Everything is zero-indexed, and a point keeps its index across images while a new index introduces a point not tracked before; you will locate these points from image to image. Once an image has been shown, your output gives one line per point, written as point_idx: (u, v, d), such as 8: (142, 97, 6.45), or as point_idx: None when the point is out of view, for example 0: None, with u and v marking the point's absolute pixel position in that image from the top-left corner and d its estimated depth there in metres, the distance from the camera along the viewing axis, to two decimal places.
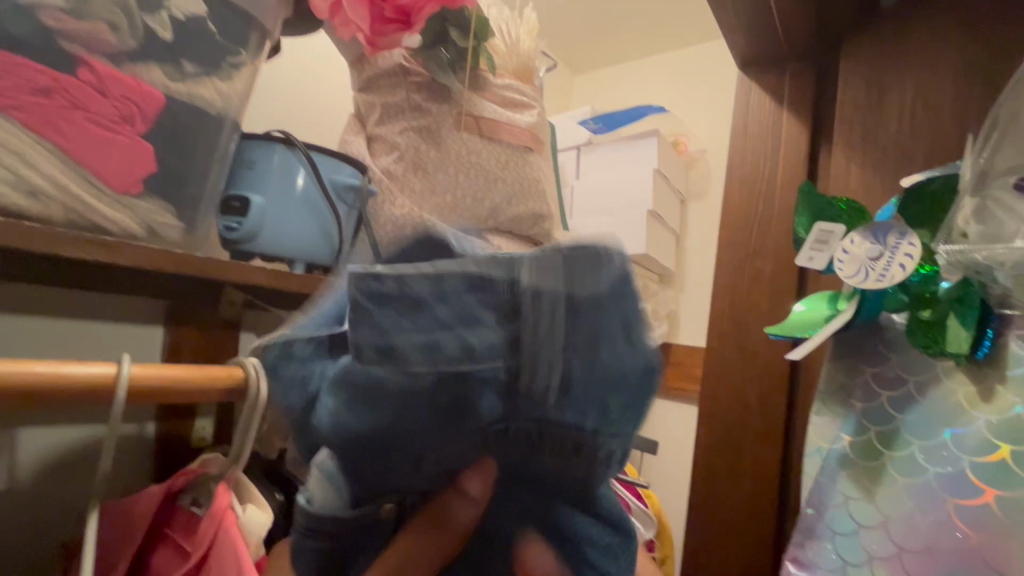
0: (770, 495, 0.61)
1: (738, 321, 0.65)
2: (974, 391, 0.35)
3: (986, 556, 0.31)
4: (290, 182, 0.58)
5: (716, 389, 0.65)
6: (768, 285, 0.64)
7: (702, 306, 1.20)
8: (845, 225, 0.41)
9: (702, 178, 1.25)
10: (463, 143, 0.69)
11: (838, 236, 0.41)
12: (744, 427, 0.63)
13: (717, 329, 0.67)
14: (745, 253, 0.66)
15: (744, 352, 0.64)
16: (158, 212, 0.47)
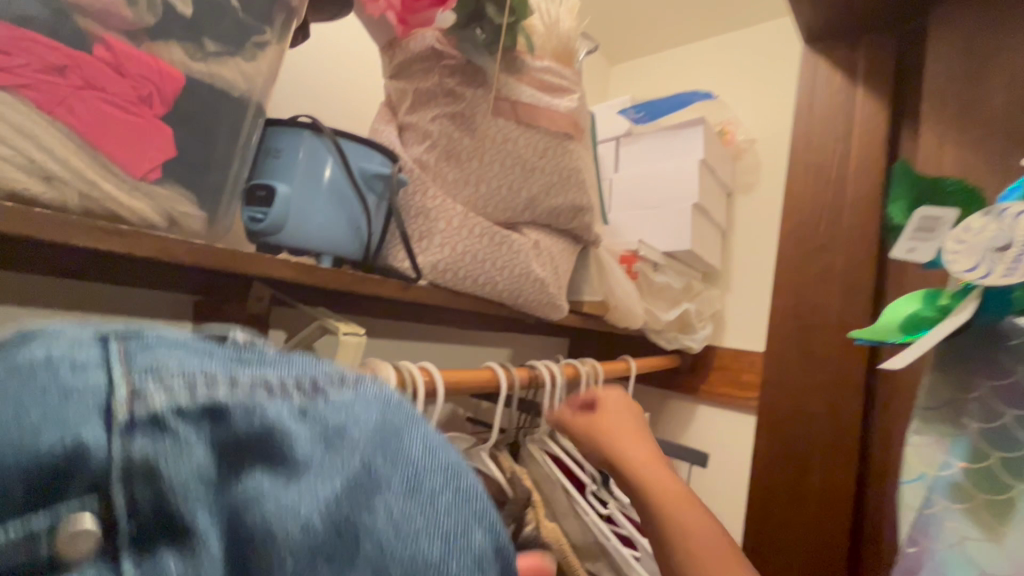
0: (843, 520, 0.54)
1: (803, 322, 0.59)
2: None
3: None
4: (318, 170, 0.55)
5: (777, 398, 0.59)
6: (839, 279, 0.57)
7: (751, 308, 1.12)
8: (956, 209, 0.35)
9: (750, 171, 1.16)
10: (498, 130, 0.65)
11: (949, 222, 0.34)
12: (813, 444, 0.57)
13: (780, 332, 0.60)
14: (811, 247, 0.60)
15: (810, 357, 0.58)
16: (178, 200, 0.44)
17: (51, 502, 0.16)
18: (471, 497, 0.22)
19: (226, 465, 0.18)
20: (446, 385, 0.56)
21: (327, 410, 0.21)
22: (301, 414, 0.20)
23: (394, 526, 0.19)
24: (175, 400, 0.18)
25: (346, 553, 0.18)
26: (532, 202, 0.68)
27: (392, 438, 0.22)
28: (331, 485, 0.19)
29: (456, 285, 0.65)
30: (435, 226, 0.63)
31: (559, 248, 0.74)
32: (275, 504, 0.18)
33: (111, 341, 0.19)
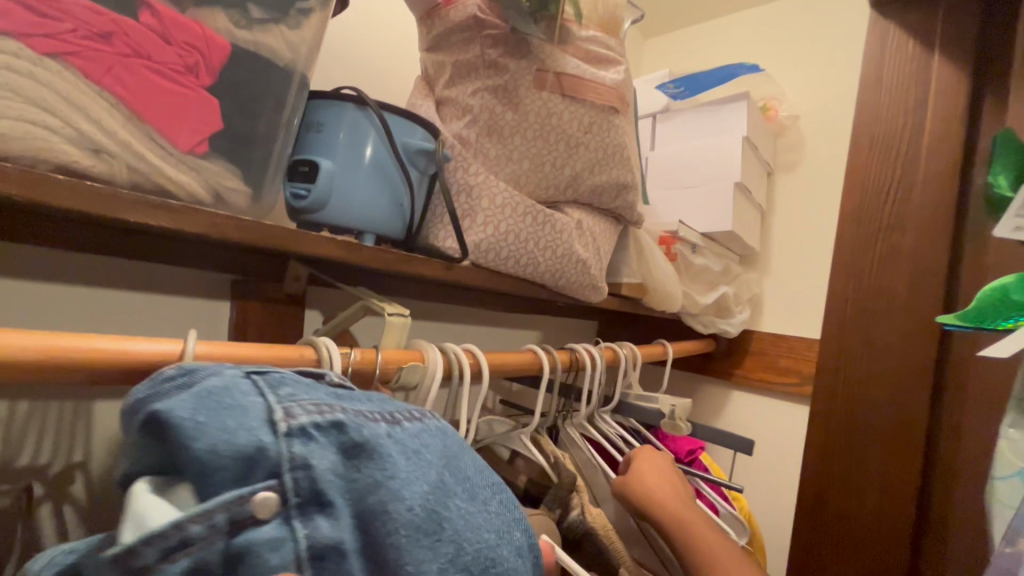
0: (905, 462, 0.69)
1: (866, 308, 0.72)
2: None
3: None
4: (360, 145, 0.53)
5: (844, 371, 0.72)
6: (907, 268, 0.70)
7: (792, 292, 1.08)
8: None
9: (793, 149, 1.11)
10: (542, 103, 0.62)
11: None
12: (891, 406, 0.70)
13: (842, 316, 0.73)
14: (883, 236, 0.71)
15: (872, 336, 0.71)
16: (223, 174, 0.43)
17: (251, 479, 0.24)
18: (510, 504, 0.32)
19: (348, 465, 0.26)
20: (491, 368, 0.54)
21: (406, 436, 0.29)
22: (391, 436, 0.28)
23: (465, 520, 0.29)
24: (315, 418, 0.26)
25: (435, 531, 0.27)
26: (575, 179, 0.66)
27: (451, 463, 0.31)
28: (423, 485, 0.28)
29: (497, 266, 0.63)
30: (477, 205, 0.60)
31: (602, 228, 0.71)
32: (385, 494, 0.26)
33: (260, 380, 0.27)
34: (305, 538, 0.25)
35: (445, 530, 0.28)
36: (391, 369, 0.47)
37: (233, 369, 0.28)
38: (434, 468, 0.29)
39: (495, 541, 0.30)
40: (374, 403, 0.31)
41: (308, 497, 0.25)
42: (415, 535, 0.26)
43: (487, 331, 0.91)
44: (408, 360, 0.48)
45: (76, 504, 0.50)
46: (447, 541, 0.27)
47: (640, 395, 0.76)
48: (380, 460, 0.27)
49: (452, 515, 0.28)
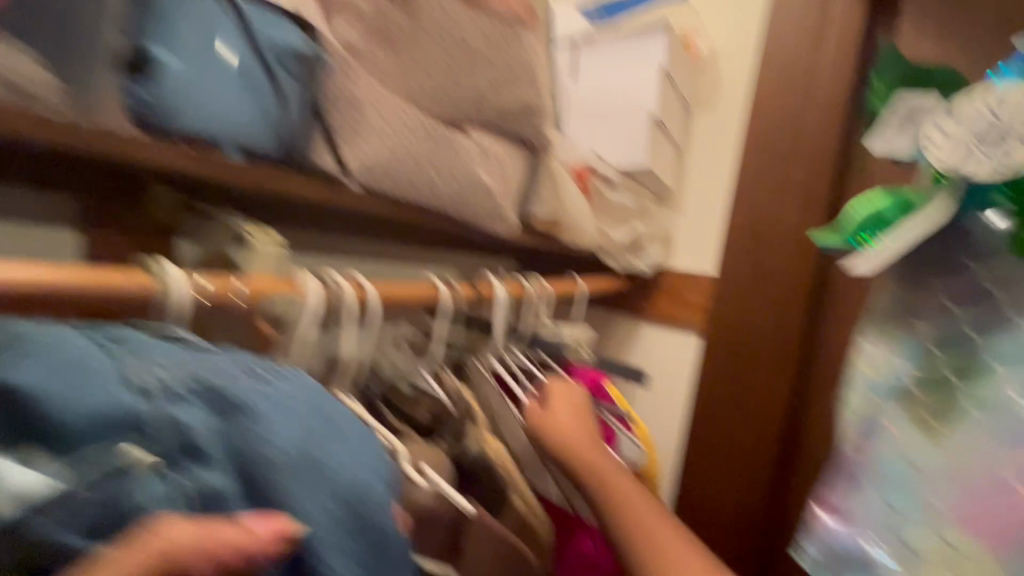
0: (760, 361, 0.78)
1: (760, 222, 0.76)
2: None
3: None
4: (208, 36, 0.44)
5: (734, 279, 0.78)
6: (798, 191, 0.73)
7: (703, 230, 1.11)
8: None
9: (711, 86, 1.11)
10: (439, 8, 0.56)
11: None
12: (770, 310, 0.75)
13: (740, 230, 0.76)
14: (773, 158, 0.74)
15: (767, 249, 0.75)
16: (20, 61, 0.35)
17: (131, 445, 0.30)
18: (369, 444, 0.38)
19: (218, 419, 0.33)
20: (379, 299, 0.51)
21: (271, 389, 0.35)
22: (265, 399, 0.35)
23: (331, 458, 0.35)
24: (178, 389, 0.33)
25: (308, 470, 0.34)
26: (479, 99, 0.61)
27: (313, 408, 0.36)
28: (285, 429, 0.34)
29: (391, 190, 0.58)
30: (366, 121, 0.54)
31: (509, 156, 0.68)
32: (263, 443, 0.33)
33: (120, 354, 0.33)
34: (193, 486, 0.31)
35: (315, 464, 0.34)
36: (256, 298, 0.42)
37: (82, 339, 0.33)
38: (302, 420, 0.35)
39: (357, 468, 0.36)
40: (241, 363, 0.36)
41: (184, 450, 0.31)
42: (291, 476, 0.33)
43: (397, 268, 0.86)
44: (278, 288, 0.44)
45: None
46: (318, 477, 0.34)
47: (549, 329, 0.76)
48: (256, 419, 0.33)
49: (322, 455, 0.35)
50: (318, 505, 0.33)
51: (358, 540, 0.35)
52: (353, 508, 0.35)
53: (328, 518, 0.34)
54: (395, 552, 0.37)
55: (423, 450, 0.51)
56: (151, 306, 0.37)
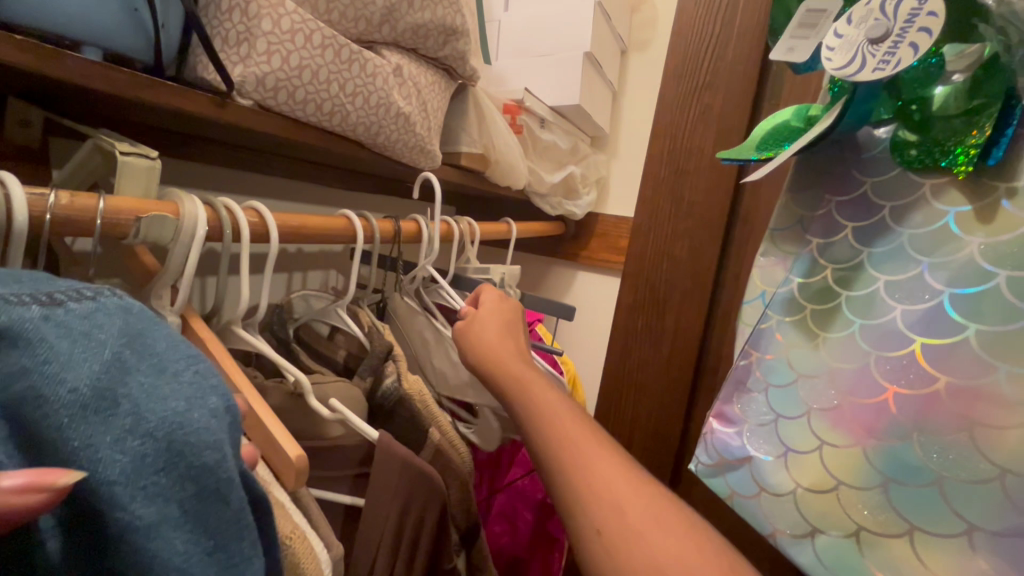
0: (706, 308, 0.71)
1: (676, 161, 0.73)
2: (970, 211, 0.33)
3: (949, 403, 0.31)
4: None
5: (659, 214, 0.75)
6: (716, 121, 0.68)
7: (636, 174, 1.11)
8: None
9: (647, 26, 1.09)
10: None
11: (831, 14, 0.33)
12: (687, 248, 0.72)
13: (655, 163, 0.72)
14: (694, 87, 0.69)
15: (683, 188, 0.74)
16: None
17: None
18: (210, 375, 0.26)
19: None
20: (279, 228, 0.47)
21: (71, 318, 0.22)
22: (46, 318, 0.21)
23: (151, 395, 0.23)
24: None
25: (108, 410, 0.21)
26: (391, 13, 0.55)
27: (138, 339, 0.24)
28: (94, 363, 0.22)
29: (291, 110, 0.53)
30: (256, 28, 0.48)
31: (428, 81, 0.63)
32: (35, 379, 0.20)
33: None
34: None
35: (122, 404, 0.22)
36: (123, 220, 0.37)
37: None
38: (109, 348, 0.22)
39: (189, 408, 0.23)
40: (29, 283, 0.24)
41: None
42: (82, 416, 0.21)
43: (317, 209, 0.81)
44: (154, 209, 0.39)
45: None
46: (125, 419, 0.22)
47: (477, 269, 0.74)
48: (29, 345, 0.20)
49: (131, 392, 0.22)
50: (127, 453, 0.21)
51: (196, 508, 0.23)
52: (184, 462, 0.23)
53: (139, 491, 0.21)
54: (246, 533, 0.26)
55: (331, 385, 0.49)
56: None
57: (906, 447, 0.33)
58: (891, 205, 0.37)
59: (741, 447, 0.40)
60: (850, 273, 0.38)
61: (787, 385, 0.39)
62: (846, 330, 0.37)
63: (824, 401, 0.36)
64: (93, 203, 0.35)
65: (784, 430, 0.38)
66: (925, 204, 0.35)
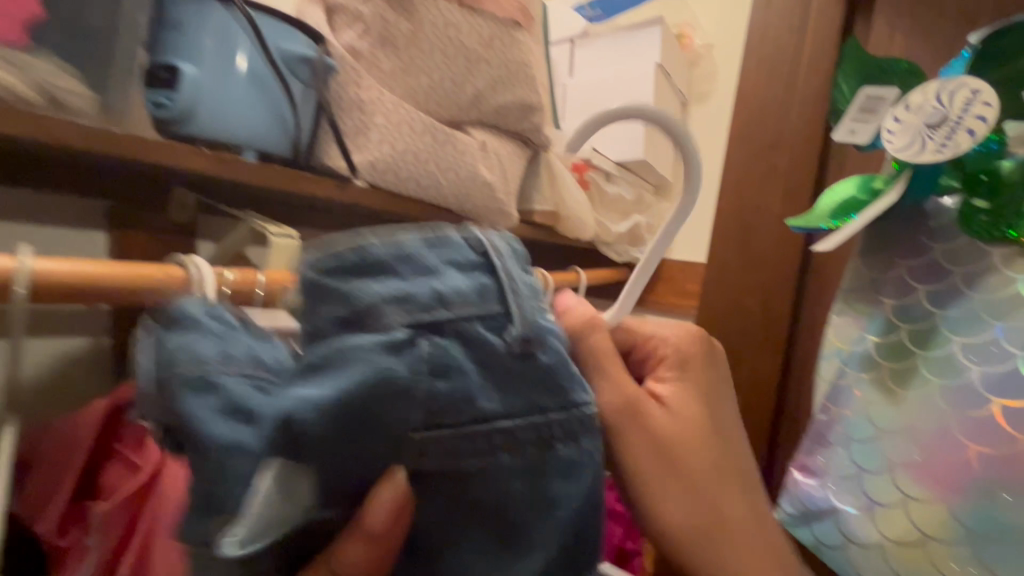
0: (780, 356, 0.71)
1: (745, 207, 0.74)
2: None
3: None
4: (226, 48, 0.48)
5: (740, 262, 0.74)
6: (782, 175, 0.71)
7: (701, 220, 1.13)
8: (898, 89, 0.40)
9: (706, 79, 1.13)
10: (439, 14, 0.59)
11: (890, 102, 0.40)
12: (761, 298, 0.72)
13: (724, 215, 0.74)
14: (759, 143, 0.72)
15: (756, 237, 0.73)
16: (58, 73, 0.38)
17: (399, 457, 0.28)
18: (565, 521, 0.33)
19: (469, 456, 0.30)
20: None
21: (524, 444, 0.31)
22: (508, 445, 0.31)
23: (529, 527, 0.32)
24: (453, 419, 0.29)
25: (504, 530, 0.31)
26: (478, 98, 0.64)
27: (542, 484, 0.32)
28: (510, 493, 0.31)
29: (397, 187, 0.61)
30: (372, 121, 0.57)
31: (509, 151, 0.71)
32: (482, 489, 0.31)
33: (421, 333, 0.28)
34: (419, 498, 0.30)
35: (510, 529, 0.31)
36: (274, 290, 0.45)
37: (402, 315, 0.28)
38: (526, 485, 0.31)
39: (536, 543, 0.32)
40: (533, 390, 0.32)
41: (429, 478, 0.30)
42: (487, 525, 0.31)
43: None
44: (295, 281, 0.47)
45: None
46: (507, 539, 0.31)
47: None
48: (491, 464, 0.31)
49: (522, 522, 0.32)
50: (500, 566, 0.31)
51: None
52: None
53: None
54: None
55: None
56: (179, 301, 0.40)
57: (992, 505, 0.34)
58: (961, 271, 0.40)
59: (825, 498, 0.42)
60: (923, 333, 0.40)
61: (868, 439, 0.40)
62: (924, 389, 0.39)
63: (907, 455, 0.38)
64: (254, 277, 0.44)
65: (868, 484, 0.40)
66: (993, 272, 0.38)
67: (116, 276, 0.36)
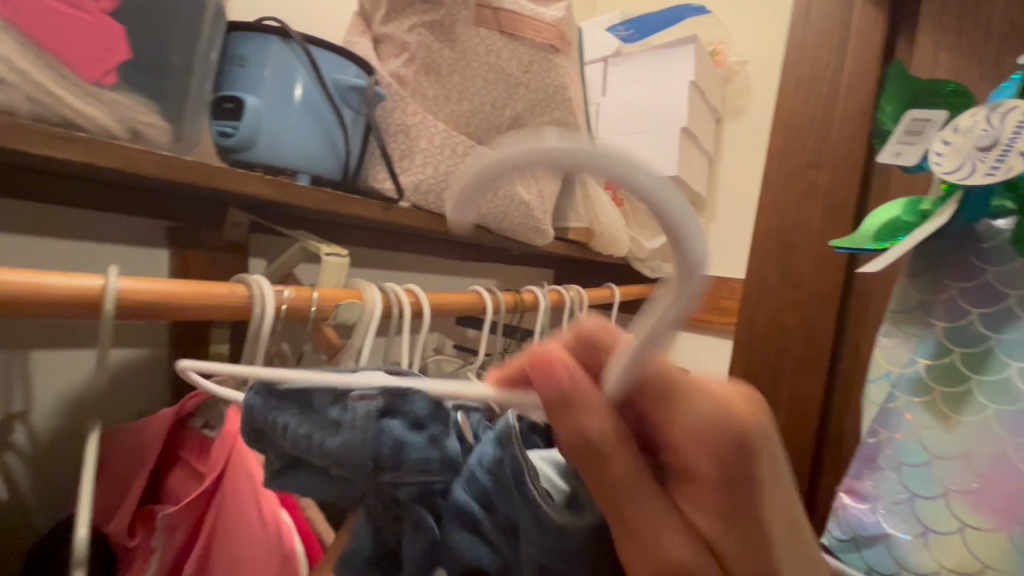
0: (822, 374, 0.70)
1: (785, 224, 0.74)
2: None
3: None
4: (284, 79, 0.51)
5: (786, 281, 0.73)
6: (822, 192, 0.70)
7: (736, 235, 1.12)
8: (947, 112, 0.40)
9: (740, 94, 1.13)
10: (480, 41, 0.62)
11: (937, 124, 0.40)
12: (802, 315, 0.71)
13: (762, 232, 0.74)
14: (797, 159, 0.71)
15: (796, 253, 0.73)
16: (138, 108, 0.42)
17: None
18: None
19: None
20: (431, 306, 0.56)
21: None
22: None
23: None
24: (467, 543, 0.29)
25: None
26: (516, 120, 0.66)
27: None
28: None
29: (438, 207, 0.63)
30: (416, 144, 0.60)
31: (546, 170, 0.73)
32: None
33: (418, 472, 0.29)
34: None
35: None
36: (326, 306, 0.47)
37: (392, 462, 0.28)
38: None
39: None
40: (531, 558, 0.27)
41: None
42: None
43: (440, 279, 0.91)
44: (345, 298, 0.49)
45: (18, 452, 0.53)
46: None
47: None
48: None
49: None
50: None
51: None
52: None
53: None
54: None
55: None
56: (239, 315, 0.42)
57: None
58: (1017, 293, 0.39)
59: (876, 524, 0.40)
60: (977, 356, 0.39)
61: (922, 464, 0.39)
62: (980, 413, 0.38)
63: (963, 482, 0.37)
64: (309, 294, 0.46)
65: (921, 510, 0.39)
66: None
67: (173, 295, 0.38)
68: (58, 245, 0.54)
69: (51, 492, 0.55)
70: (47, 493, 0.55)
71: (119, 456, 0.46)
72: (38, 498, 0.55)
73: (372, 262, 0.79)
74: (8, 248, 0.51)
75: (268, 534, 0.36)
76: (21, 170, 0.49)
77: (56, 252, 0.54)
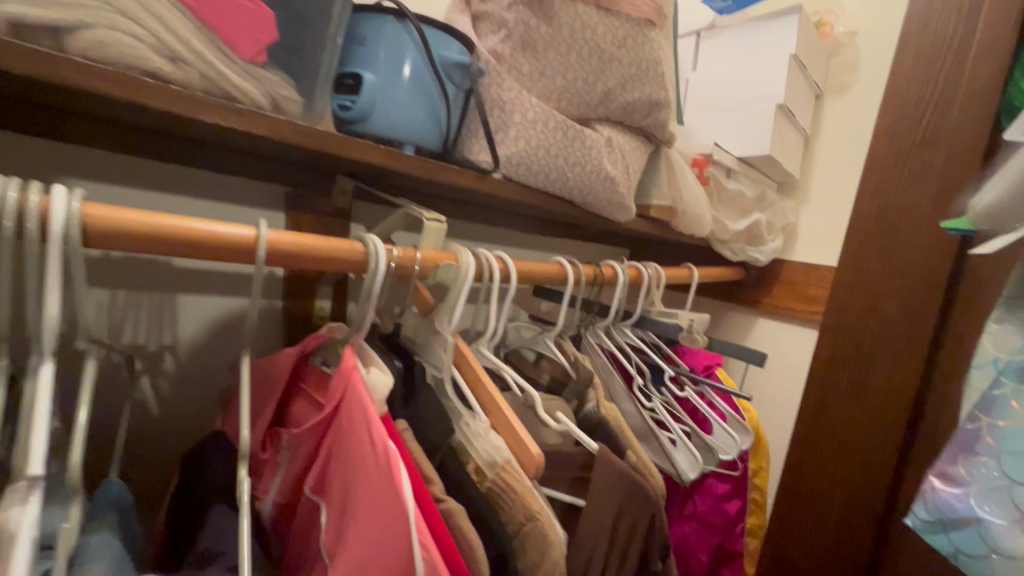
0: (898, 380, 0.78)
1: None
2: None
3: None
4: (397, 56, 0.55)
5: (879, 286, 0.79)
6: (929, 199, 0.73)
7: (831, 219, 1.06)
8: None
9: (848, 69, 1.05)
10: (577, 17, 0.63)
11: None
12: None
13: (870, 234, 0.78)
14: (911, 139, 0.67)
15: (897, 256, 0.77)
16: (280, 83, 0.48)
17: None
18: None
19: None
20: (518, 271, 0.59)
21: None
22: None
23: None
24: None
25: None
26: (608, 95, 0.67)
27: None
28: None
29: (528, 180, 0.66)
30: (511, 119, 0.63)
31: (633, 146, 0.73)
32: None
33: None
34: None
35: None
36: (428, 266, 0.52)
37: None
38: None
39: None
40: None
41: None
42: None
43: (521, 251, 0.95)
44: (443, 261, 0.53)
45: (168, 378, 0.63)
46: None
47: (663, 313, 0.81)
48: None
49: None
50: None
51: None
52: None
53: None
54: None
55: (554, 403, 0.59)
56: (359, 270, 0.48)
57: None
58: None
59: (966, 508, 0.40)
60: None
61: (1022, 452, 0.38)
62: None
63: None
64: (414, 255, 0.51)
65: (1018, 495, 0.38)
66: None
67: (306, 248, 0.44)
68: (202, 203, 0.63)
69: (193, 416, 0.66)
70: (191, 415, 0.65)
71: (252, 386, 0.53)
72: (184, 418, 0.65)
73: (460, 232, 0.83)
74: (164, 204, 0.60)
75: (373, 457, 0.41)
76: (177, 138, 0.57)
77: (202, 208, 0.63)
